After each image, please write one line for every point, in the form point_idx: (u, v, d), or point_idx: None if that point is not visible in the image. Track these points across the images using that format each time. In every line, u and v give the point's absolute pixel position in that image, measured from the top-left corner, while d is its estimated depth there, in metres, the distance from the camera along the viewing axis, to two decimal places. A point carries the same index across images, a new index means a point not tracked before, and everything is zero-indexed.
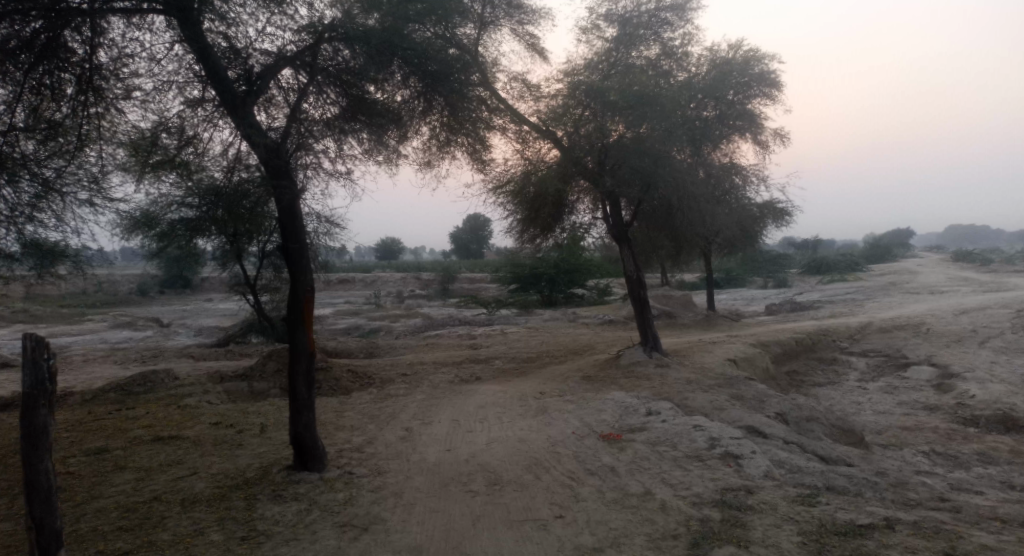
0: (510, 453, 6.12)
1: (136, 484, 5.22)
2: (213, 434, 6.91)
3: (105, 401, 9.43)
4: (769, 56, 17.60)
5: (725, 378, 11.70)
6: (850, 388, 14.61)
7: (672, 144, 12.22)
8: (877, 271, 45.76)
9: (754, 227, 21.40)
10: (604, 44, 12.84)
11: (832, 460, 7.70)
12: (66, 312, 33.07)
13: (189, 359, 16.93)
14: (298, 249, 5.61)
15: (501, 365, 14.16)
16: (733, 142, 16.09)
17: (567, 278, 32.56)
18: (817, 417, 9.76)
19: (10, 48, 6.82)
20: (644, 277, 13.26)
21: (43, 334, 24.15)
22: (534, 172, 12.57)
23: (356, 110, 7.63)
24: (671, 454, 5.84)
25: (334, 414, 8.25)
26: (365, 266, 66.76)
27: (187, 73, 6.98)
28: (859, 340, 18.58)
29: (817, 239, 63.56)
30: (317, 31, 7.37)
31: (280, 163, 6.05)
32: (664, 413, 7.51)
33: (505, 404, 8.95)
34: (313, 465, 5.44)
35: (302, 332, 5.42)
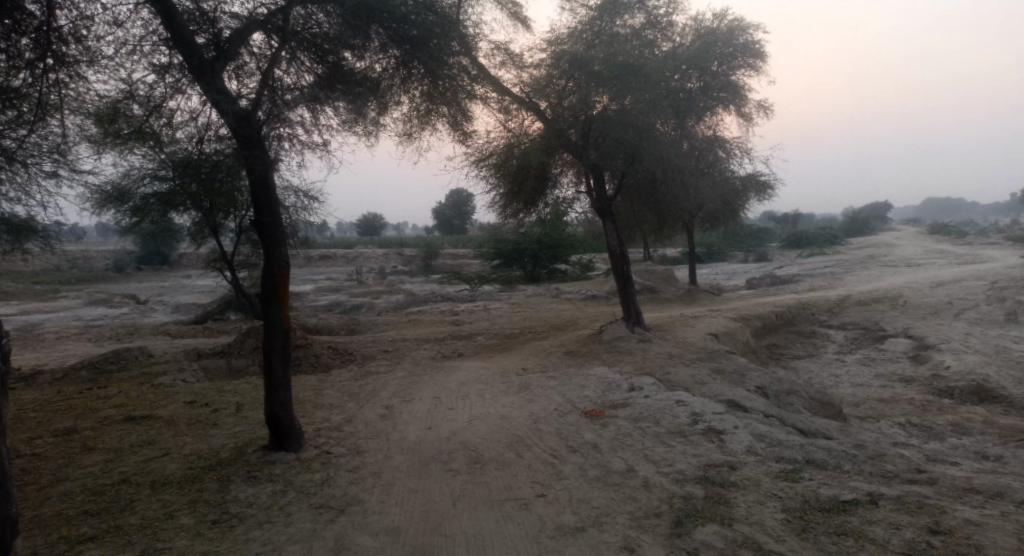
0: (493, 430, 6.05)
1: (104, 465, 5.03)
2: (187, 414, 6.72)
3: (76, 380, 9.17)
4: (754, 26, 17.36)
5: (707, 352, 11.74)
6: (829, 361, 14.79)
7: (655, 117, 12.08)
8: (856, 244, 46.31)
9: (737, 201, 21.41)
10: (588, 12, 12.52)
11: (812, 433, 7.77)
12: (39, 290, 32.37)
13: (166, 336, 16.65)
14: (273, 222, 5.38)
15: (484, 341, 14.08)
16: (716, 115, 15.94)
17: (550, 253, 32.51)
18: (797, 390, 9.84)
19: None
20: (627, 252, 13.15)
21: (14, 312, 23.60)
22: (517, 145, 12.31)
23: (332, 79, 7.39)
24: (654, 430, 5.79)
25: (312, 392, 8.11)
26: (347, 242, 66.16)
27: (153, 38, 6.59)
28: (838, 313, 18.79)
29: (798, 213, 64.09)
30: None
31: (251, 133, 5.76)
32: (646, 388, 7.47)
33: (487, 380, 8.87)
34: (290, 445, 5.30)
35: (277, 308, 5.22)
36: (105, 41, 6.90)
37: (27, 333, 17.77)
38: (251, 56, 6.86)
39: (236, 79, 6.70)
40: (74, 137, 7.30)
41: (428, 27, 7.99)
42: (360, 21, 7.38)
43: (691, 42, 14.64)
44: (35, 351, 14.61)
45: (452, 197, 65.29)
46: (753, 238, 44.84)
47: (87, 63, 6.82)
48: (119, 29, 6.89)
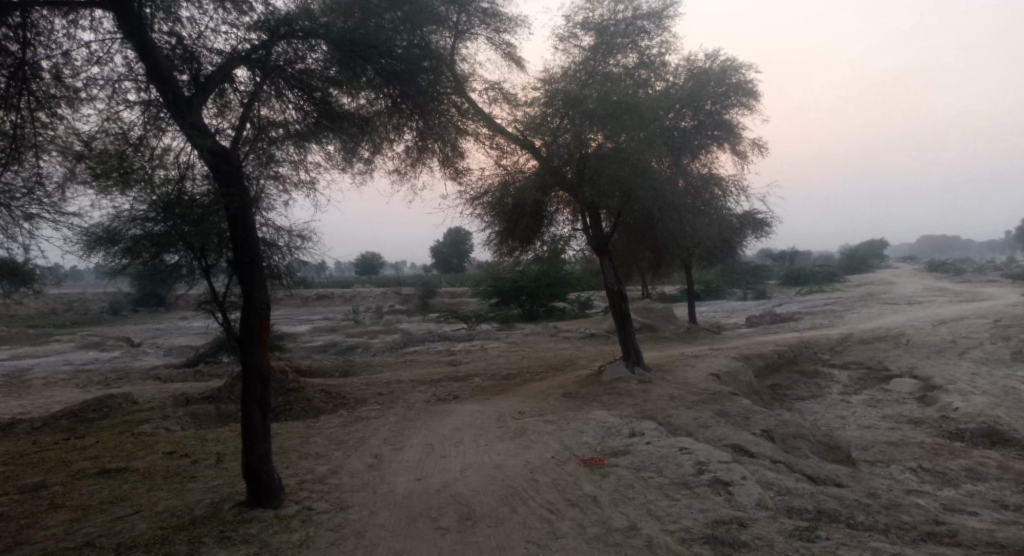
0: (486, 482, 5.72)
1: (69, 526, 4.67)
2: (164, 465, 6.39)
3: (54, 430, 8.83)
4: (746, 66, 17.56)
5: (709, 393, 11.42)
6: (834, 402, 14.43)
7: (651, 155, 11.96)
8: (855, 281, 46.21)
9: (734, 238, 21.34)
10: (581, 53, 12.67)
11: (821, 480, 7.43)
12: (32, 332, 31.97)
13: (157, 380, 16.29)
14: (251, 262, 5.19)
15: (480, 383, 13.73)
16: (711, 153, 15.97)
17: (549, 291, 32.31)
18: (804, 434, 9.49)
19: None
20: (625, 290, 12.93)
21: (4, 355, 23.23)
22: (512, 183, 12.38)
23: (320, 117, 7.34)
24: (657, 482, 5.46)
25: (299, 440, 7.77)
26: (344, 281, 66.07)
27: (133, 76, 6.62)
28: (841, 352, 18.49)
29: (795, 251, 64.18)
30: (271, 28, 6.97)
31: (230, 170, 5.57)
32: (648, 434, 7.15)
33: (482, 425, 8.53)
34: (269, 501, 4.97)
35: (257, 355, 4.98)
36: (87, 79, 6.83)
37: (15, 378, 17.39)
38: (231, 89, 6.79)
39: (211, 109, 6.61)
40: (57, 182, 6.94)
41: (416, 62, 7.91)
42: (349, 58, 7.38)
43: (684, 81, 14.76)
44: (20, 397, 14.20)
45: (449, 236, 65.53)
46: (751, 276, 44.76)
47: (67, 101, 6.81)
48: (101, 66, 6.82)
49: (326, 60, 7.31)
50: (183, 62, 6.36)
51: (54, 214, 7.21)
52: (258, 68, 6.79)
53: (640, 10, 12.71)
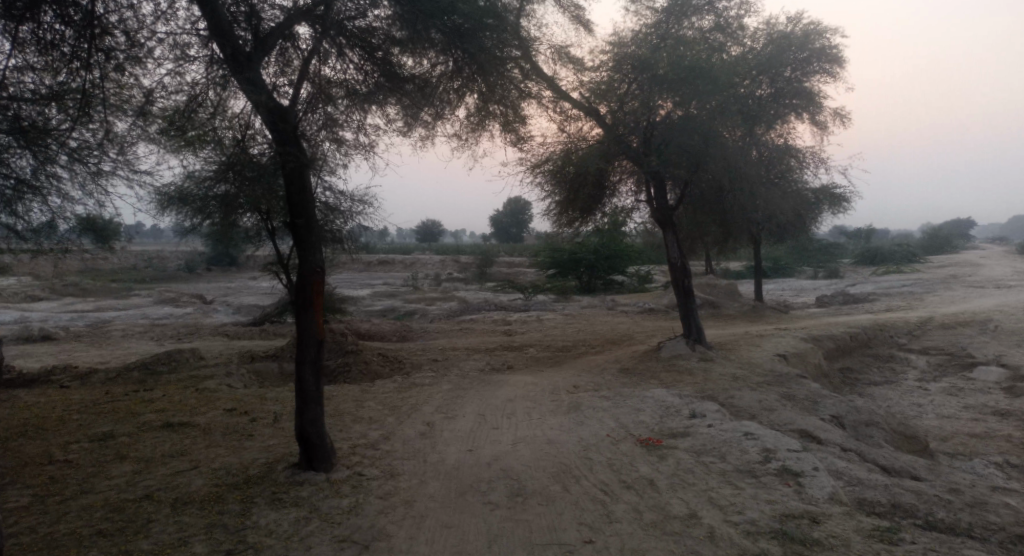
0: (538, 457, 5.55)
1: (131, 478, 4.81)
2: (224, 422, 6.54)
3: (126, 382, 9.24)
4: (831, 29, 16.31)
5: (774, 374, 10.86)
6: (909, 389, 13.52)
7: (721, 123, 11.29)
8: (937, 262, 43.29)
9: (809, 213, 20.21)
10: (653, 15, 11.91)
11: (896, 472, 6.92)
12: (115, 287, 34.05)
13: (224, 337, 16.96)
14: (306, 224, 5.12)
15: (535, 353, 13.60)
16: (788, 122, 14.97)
17: (608, 263, 31.71)
18: (878, 422, 8.86)
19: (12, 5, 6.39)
20: (689, 265, 12.37)
21: (91, 308, 24.82)
22: (574, 152, 12.03)
23: (381, 78, 7.24)
24: (719, 468, 5.14)
25: (353, 403, 7.83)
26: (405, 248, 67.19)
27: (192, 31, 6.61)
28: (920, 337, 17.31)
29: (871, 229, 60.69)
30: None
31: (287, 129, 5.47)
32: (709, 416, 6.78)
33: (535, 398, 8.36)
34: (320, 465, 4.97)
35: (310, 318, 4.93)
36: (153, 35, 6.88)
37: (99, 330, 18.50)
38: (291, 46, 6.67)
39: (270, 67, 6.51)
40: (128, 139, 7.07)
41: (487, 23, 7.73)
42: (417, 19, 7.23)
43: (762, 46, 13.87)
44: (101, 348, 15.09)
45: (508, 206, 65.53)
46: (823, 253, 42.60)
47: (133, 57, 6.90)
48: (165, 23, 6.83)
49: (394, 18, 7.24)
50: (243, 16, 6.27)
51: (127, 171, 7.33)
52: (318, 23, 6.63)
53: None
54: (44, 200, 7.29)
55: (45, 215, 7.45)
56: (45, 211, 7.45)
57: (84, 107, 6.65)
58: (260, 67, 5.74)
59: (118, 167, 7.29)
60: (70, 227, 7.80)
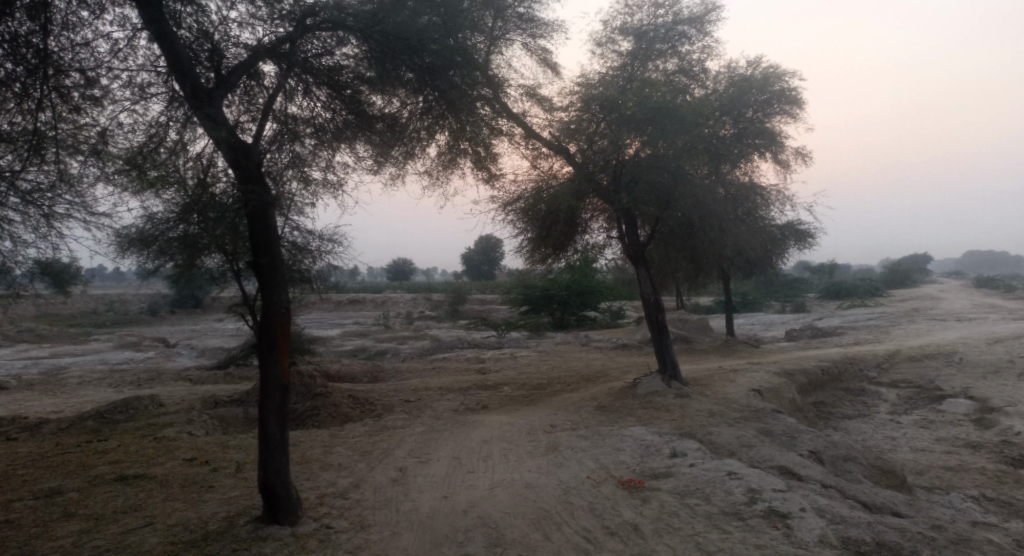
0: (516, 503, 5.33)
1: (77, 537, 4.44)
2: (183, 473, 6.17)
3: (79, 432, 8.73)
4: (790, 73, 16.97)
5: (750, 409, 10.81)
6: (882, 422, 13.62)
7: (689, 162, 11.50)
8: (899, 295, 44.53)
9: (776, 249, 20.64)
10: (618, 58, 12.21)
11: (877, 508, 6.85)
12: (72, 332, 32.79)
13: (187, 381, 16.33)
14: (270, 263, 4.93)
15: (509, 392, 13.36)
16: (753, 160, 15.35)
17: (581, 299, 31.80)
18: (856, 457, 8.82)
19: None
20: (662, 300, 12.38)
21: (45, 354, 23.79)
22: (546, 189, 12.10)
23: (351, 114, 7.19)
24: (704, 510, 4.99)
25: (321, 449, 7.49)
26: (376, 286, 66.55)
27: (152, 70, 6.48)
28: (888, 369, 17.57)
29: (833, 264, 62.49)
30: (296, 18, 6.73)
31: (251, 166, 5.31)
32: (690, 456, 6.65)
33: (511, 439, 8.13)
34: (285, 518, 4.67)
35: (274, 361, 4.70)
36: (111, 73, 6.72)
37: (51, 377, 17.65)
38: (255, 85, 6.57)
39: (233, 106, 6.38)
40: (86, 180, 6.82)
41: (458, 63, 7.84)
42: (388, 61, 7.35)
43: (724, 88, 14.32)
44: (54, 396, 14.35)
45: (481, 244, 65.77)
46: (789, 288, 43.48)
47: (89, 96, 6.69)
48: (124, 61, 6.69)
49: (364, 57, 7.26)
50: (205, 54, 6.17)
51: (84, 213, 7.04)
52: (283, 61, 6.54)
53: (682, 15, 12.20)
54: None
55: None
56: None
57: (37, 147, 6.39)
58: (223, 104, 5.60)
59: (75, 209, 7.01)
60: (24, 272, 7.43)
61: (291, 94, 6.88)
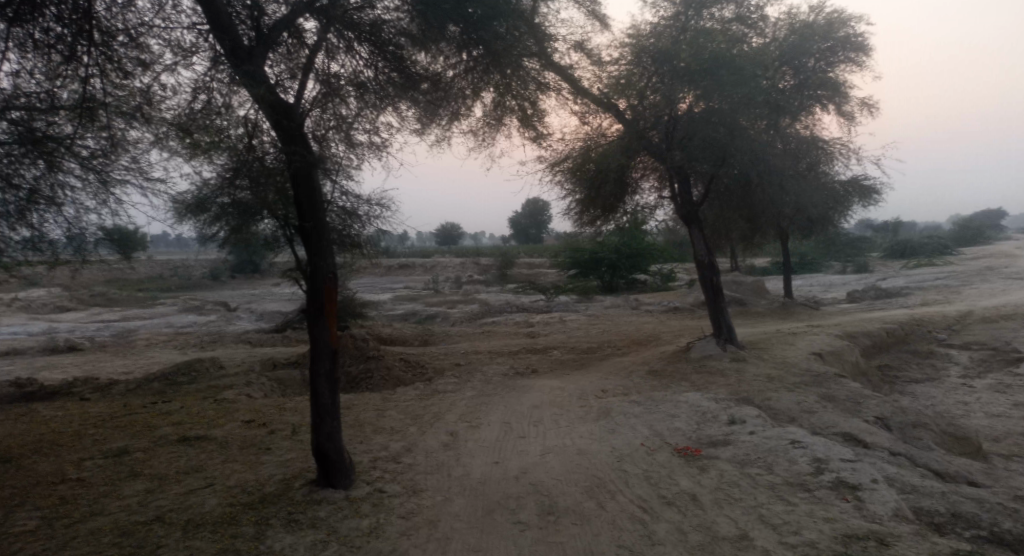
0: (569, 470, 5.22)
1: (143, 497, 4.58)
2: (242, 435, 6.32)
3: (146, 393, 9.12)
4: (857, 17, 15.81)
5: (811, 374, 10.36)
6: (953, 386, 12.89)
7: (748, 115, 10.82)
8: (971, 254, 41.99)
9: (838, 207, 19.62)
10: (671, 7, 11.52)
11: (950, 477, 6.46)
12: (140, 297, 34.48)
13: (246, 345, 16.89)
14: (316, 228, 4.86)
15: (559, 356, 13.25)
16: (814, 113, 14.45)
17: (630, 262, 31.29)
18: (926, 423, 8.33)
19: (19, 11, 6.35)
20: (717, 262, 11.91)
21: (116, 318, 25.10)
22: (595, 148, 11.69)
23: (393, 72, 7.03)
24: (767, 481, 4.75)
25: (373, 413, 7.56)
26: (425, 252, 67.30)
27: (193, 29, 6.39)
28: (960, 331, 16.59)
29: (897, 222, 59.55)
30: None
31: (294, 126, 5.22)
32: (749, 422, 6.37)
33: (562, 404, 8.02)
34: (339, 482, 4.70)
35: (323, 327, 4.67)
36: (155, 34, 6.70)
37: (123, 340, 18.59)
38: (296, 42, 6.42)
39: (276, 65, 6.23)
40: (140, 145, 6.87)
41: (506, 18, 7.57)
42: (433, 17, 7.19)
43: (784, 36, 13.41)
44: (124, 359, 15.09)
45: (528, 207, 65.41)
46: (851, 247, 41.59)
47: (139, 61, 6.77)
48: (166, 21, 6.63)
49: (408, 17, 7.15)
50: (246, 12, 6.05)
51: (140, 178, 7.12)
52: (323, 16, 6.41)
53: None
54: (58, 211, 7.10)
55: (60, 226, 7.26)
56: (60, 223, 7.27)
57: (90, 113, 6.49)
58: (263, 63, 5.51)
59: (131, 175, 7.08)
60: (93, 241, 7.57)
61: (333, 52, 6.75)
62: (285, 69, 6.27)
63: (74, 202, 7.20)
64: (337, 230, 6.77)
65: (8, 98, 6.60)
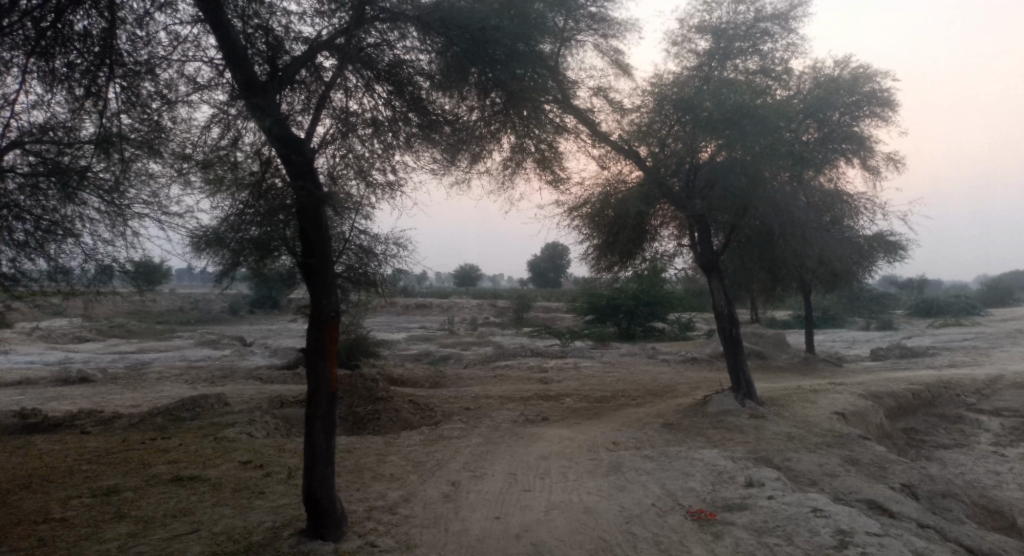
0: (574, 530, 4.91)
1: (124, 542, 4.40)
2: (236, 477, 6.14)
3: (148, 428, 9.02)
4: (882, 74, 15.82)
5: (834, 434, 9.91)
6: (984, 454, 12.26)
7: (770, 167, 10.72)
8: (1000, 315, 40.87)
9: (863, 262, 19.28)
10: (695, 58, 11.64)
11: (984, 555, 6.00)
12: (158, 328, 34.81)
13: (256, 380, 16.80)
14: (321, 264, 4.76)
15: (571, 404, 12.91)
16: (837, 166, 14.29)
17: (648, 310, 30.91)
18: (958, 493, 7.84)
19: (46, 48, 6.51)
20: (736, 313, 11.61)
21: (132, 349, 25.26)
22: (614, 194, 11.64)
23: (411, 110, 7.04)
24: (786, 552, 4.39)
25: (375, 458, 7.31)
26: (443, 292, 67.48)
27: (210, 64, 6.44)
28: (990, 395, 15.93)
29: (921, 279, 58.57)
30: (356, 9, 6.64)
31: (304, 162, 5.18)
32: (768, 485, 6.01)
33: (571, 456, 7.70)
34: (329, 533, 4.45)
35: (324, 368, 4.52)
36: (175, 70, 6.76)
37: (136, 371, 18.58)
38: (313, 78, 6.45)
39: (293, 99, 6.23)
40: (158, 179, 6.94)
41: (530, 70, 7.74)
42: (456, 59, 7.31)
43: (805, 90, 13.43)
44: (135, 390, 15.06)
45: (547, 251, 65.66)
46: (875, 303, 40.72)
47: (161, 96, 6.80)
48: (186, 57, 6.70)
49: (435, 70, 7.28)
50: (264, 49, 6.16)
51: (157, 211, 7.16)
52: (341, 53, 6.49)
53: (764, 12, 11.51)
54: (77, 240, 7.20)
55: (78, 257, 7.30)
56: (78, 253, 7.32)
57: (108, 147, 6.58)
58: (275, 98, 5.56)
59: (150, 208, 7.14)
60: (107, 272, 7.54)
61: (351, 90, 6.80)
62: (301, 104, 6.27)
63: (92, 232, 7.28)
64: (351, 265, 6.65)
65: (36, 131, 6.85)
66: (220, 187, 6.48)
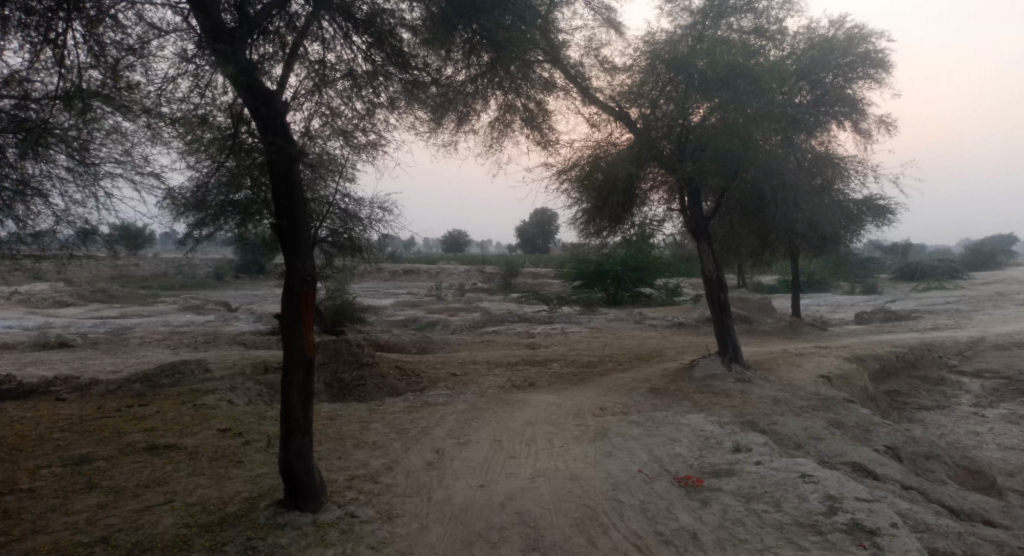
0: (559, 498, 4.82)
1: (92, 514, 4.24)
2: (214, 445, 5.99)
3: (125, 395, 8.82)
4: (877, 34, 15.45)
5: (819, 397, 9.92)
6: (965, 415, 12.40)
7: (761, 128, 10.48)
8: (982, 279, 41.33)
9: (852, 227, 19.20)
10: (689, 16, 11.20)
11: (966, 515, 6.04)
12: (141, 293, 34.30)
13: (240, 346, 16.58)
14: (293, 226, 4.49)
15: (559, 369, 12.85)
16: (830, 128, 14.04)
17: (636, 275, 30.89)
18: (941, 455, 7.88)
19: None
20: (725, 277, 11.47)
21: (115, 314, 24.90)
22: (603, 156, 11.35)
23: (390, 64, 6.71)
24: (775, 519, 4.31)
25: (357, 425, 7.19)
26: (431, 257, 67.11)
27: (176, 9, 6.02)
28: (972, 358, 16.09)
29: (905, 244, 59.09)
30: None
31: (274, 115, 4.88)
32: (756, 451, 5.95)
33: (558, 422, 7.61)
34: (306, 504, 4.32)
35: (299, 336, 4.30)
36: (140, 16, 6.32)
37: (117, 337, 18.28)
38: (287, 27, 6.04)
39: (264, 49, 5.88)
40: (129, 135, 6.56)
41: (519, 25, 7.26)
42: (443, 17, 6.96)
43: (798, 51, 13.07)
44: (115, 356, 14.82)
45: (535, 216, 65.27)
46: (861, 269, 40.96)
47: (126, 46, 6.38)
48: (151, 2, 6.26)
49: (420, 24, 6.97)
50: None
51: (129, 171, 6.76)
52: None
53: None
54: (46, 202, 6.80)
55: (48, 220, 6.92)
56: (48, 215, 6.92)
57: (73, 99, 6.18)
58: (244, 49, 5.26)
59: (123, 168, 6.72)
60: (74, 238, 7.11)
61: (327, 41, 6.48)
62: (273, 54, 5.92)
63: (62, 193, 6.88)
64: (335, 229, 6.69)
65: None
66: (197, 148, 6.11)
